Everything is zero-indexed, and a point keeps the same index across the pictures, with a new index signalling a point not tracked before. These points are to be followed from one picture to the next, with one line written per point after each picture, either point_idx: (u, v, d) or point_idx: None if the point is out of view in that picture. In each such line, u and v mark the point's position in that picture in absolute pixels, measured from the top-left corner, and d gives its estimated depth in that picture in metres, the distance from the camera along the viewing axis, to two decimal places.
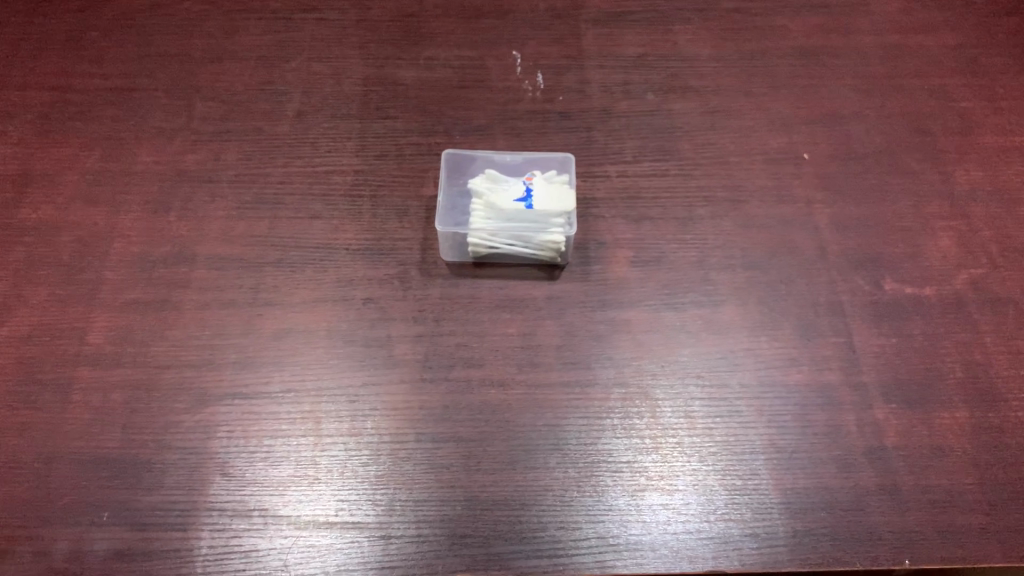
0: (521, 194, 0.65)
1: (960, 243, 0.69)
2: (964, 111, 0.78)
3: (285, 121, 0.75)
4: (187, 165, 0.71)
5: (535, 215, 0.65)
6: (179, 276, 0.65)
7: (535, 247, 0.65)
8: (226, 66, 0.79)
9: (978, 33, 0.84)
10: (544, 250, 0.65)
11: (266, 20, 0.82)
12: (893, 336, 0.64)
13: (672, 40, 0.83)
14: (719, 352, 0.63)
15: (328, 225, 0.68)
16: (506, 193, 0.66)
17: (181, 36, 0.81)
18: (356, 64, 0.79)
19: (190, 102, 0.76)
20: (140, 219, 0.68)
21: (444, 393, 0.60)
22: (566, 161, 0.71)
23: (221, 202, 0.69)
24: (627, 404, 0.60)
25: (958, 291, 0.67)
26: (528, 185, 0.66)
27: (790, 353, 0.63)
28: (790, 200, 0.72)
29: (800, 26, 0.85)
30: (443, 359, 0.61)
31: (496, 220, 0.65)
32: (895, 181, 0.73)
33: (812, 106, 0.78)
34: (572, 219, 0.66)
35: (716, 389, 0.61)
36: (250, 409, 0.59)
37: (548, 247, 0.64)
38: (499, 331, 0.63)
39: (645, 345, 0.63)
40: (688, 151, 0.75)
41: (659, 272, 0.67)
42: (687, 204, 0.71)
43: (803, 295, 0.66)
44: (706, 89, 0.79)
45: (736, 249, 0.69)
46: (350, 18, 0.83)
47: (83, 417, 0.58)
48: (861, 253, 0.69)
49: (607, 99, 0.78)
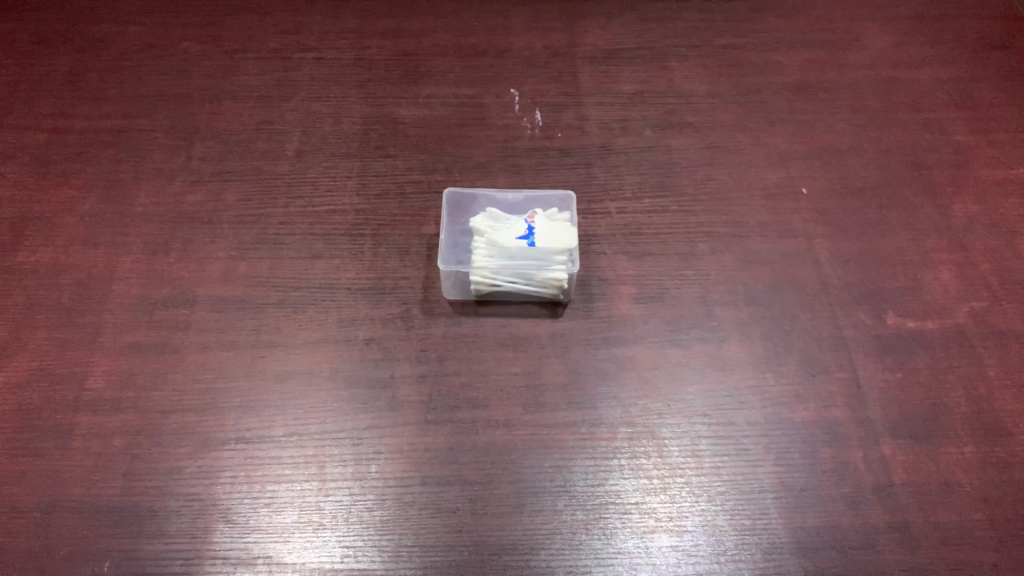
0: (522, 231, 0.65)
1: (960, 276, 0.70)
2: (959, 144, 0.79)
3: (285, 161, 0.75)
4: (187, 206, 0.71)
5: (537, 253, 0.64)
6: (180, 318, 0.64)
7: (537, 284, 0.65)
8: (225, 106, 0.79)
9: (969, 66, 0.85)
10: (546, 289, 0.65)
11: (265, 60, 0.83)
12: (897, 371, 0.64)
13: (668, 75, 0.84)
14: (724, 390, 0.63)
15: (329, 265, 0.68)
16: (507, 230, 0.65)
17: (180, 76, 0.81)
18: (355, 104, 0.80)
19: (189, 141, 0.76)
20: (140, 261, 0.68)
21: (448, 434, 0.59)
22: (567, 199, 0.71)
23: (221, 243, 0.69)
24: (634, 443, 0.60)
25: (960, 325, 0.67)
26: (529, 223, 0.66)
27: (796, 389, 0.63)
28: (790, 234, 0.72)
29: (794, 61, 0.85)
30: (448, 399, 0.61)
31: (498, 260, 0.64)
32: (894, 214, 0.74)
33: (809, 141, 0.79)
34: (574, 256, 0.66)
35: (723, 427, 0.61)
36: (253, 454, 0.58)
37: (552, 285, 0.64)
38: (503, 370, 0.62)
39: (651, 383, 0.63)
40: (688, 187, 0.75)
41: (662, 307, 0.67)
42: (688, 239, 0.71)
43: (807, 329, 0.66)
44: (704, 124, 0.80)
45: (738, 285, 0.69)
46: (347, 57, 0.83)
47: (83, 464, 0.57)
48: (862, 287, 0.69)
49: (605, 136, 0.79)
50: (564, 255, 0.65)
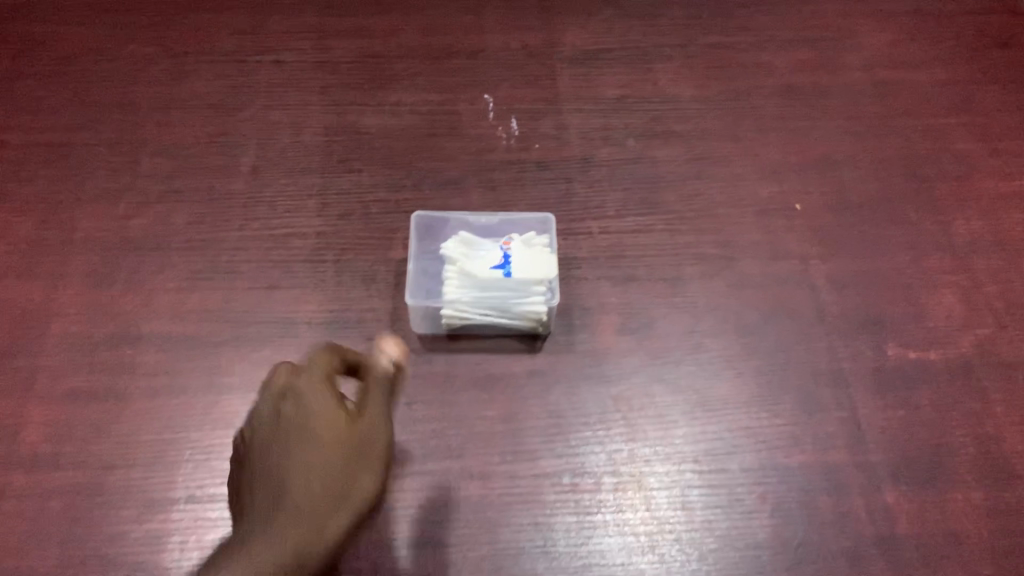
0: (499, 259, 0.61)
1: (963, 301, 0.66)
2: (961, 154, 0.74)
3: (240, 178, 0.69)
4: (133, 231, 0.66)
5: (514, 283, 0.60)
6: (124, 359, 0.59)
7: (515, 316, 0.60)
8: (175, 116, 0.73)
9: (971, 67, 0.80)
10: (524, 322, 0.60)
11: (219, 63, 0.76)
12: (900, 408, 0.60)
13: (653, 79, 0.78)
14: (715, 433, 0.58)
15: (289, 296, 0.63)
16: (482, 259, 0.61)
17: (126, 83, 0.75)
18: (317, 112, 0.74)
19: (135, 157, 0.70)
20: (81, 294, 0.62)
21: (418, 488, 0.55)
22: (546, 221, 0.66)
23: (171, 272, 0.63)
24: (619, 496, 0.55)
25: (965, 355, 0.63)
26: (505, 251, 0.61)
27: (793, 431, 0.59)
28: (784, 255, 0.67)
29: (787, 61, 0.80)
30: (417, 448, 0.56)
31: (472, 291, 0.60)
32: (892, 232, 0.69)
33: (803, 151, 0.74)
34: (554, 285, 0.61)
35: (715, 475, 0.57)
36: (204, 515, 0.53)
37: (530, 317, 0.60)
38: (477, 414, 0.58)
39: (637, 426, 0.58)
40: (674, 204, 0.70)
41: (648, 340, 0.62)
42: (675, 262, 0.67)
43: (803, 362, 0.62)
44: (691, 133, 0.75)
45: (729, 313, 0.64)
46: (308, 60, 0.77)
47: (17, 530, 0.52)
48: (861, 315, 0.65)
49: (586, 146, 0.73)
50: (544, 285, 0.60)
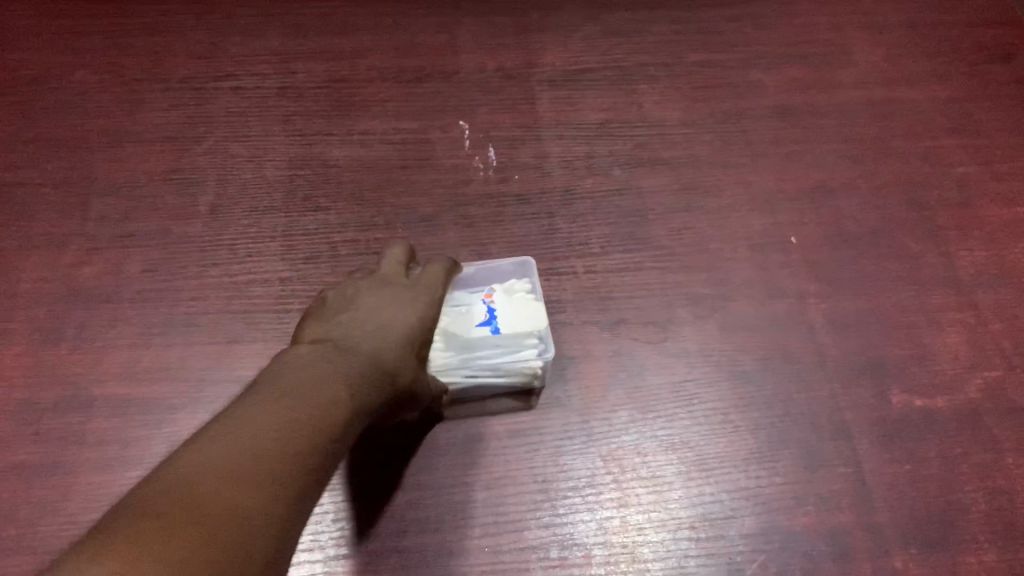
0: (483, 314, 0.54)
1: (970, 340, 0.62)
2: (962, 178, 0.71)
3: (199, 219, 0.64)
4: (82, 281, 0.61)
5: (503, 341, 0.54)
6: (72, 428, 0.55)
7: (508, 374, 0.54)
8: (127, 151, 0.68)
9: (971, 85, 0.76)
10: (516, 381, 0.55)
11: (173, 91, 0.71)
12: (906, 461, 0.57)
13: (637, 101, 0.74)
14: (712, 496, 0.55)
15: (253, 352, 0.58)
16: (465, 315, 0.54)
17: (74, 115, 0.69)
18: (281, 144, 0.69)
19: (84, 198, 0.65)
20: (25, 353, 0.58)
21: (394, 567, 0.51)
22: (525, 265, 0.61)
23: (123, 327, 0.59)
24: (612, 571, 0.52)
25: (972, 401, 0.60)
26: (490, 304, 0.55)
27: (795, 490, 0.55)
28: (779, 294, 0.64)
29: (778, 79, 0.76)
30: (393, 522, 0.52)
31: (456, 352, 0.54)
32: (893, 265, 0.66)
33: (797, 178, 0.70)
34: (546, 334, 0.55)
35: (713, 544, 0.53)
36: None
37: (524, 372, 0.54)
38: (457, 481, 0.54)
39: (629, 490, 0.55)
40: (663, 239, 0.66)
41: (638, 392, 0.59)
42: (666, 303, 0.63)
43: (803, 413, 0.58)
44: (678, 160, 0.71)
45: (723, 360, 0.60)
46: (271, 86, 0.72)
47: None
48: (862, 358, 0.61)
49: (568, 176, 0.69)
50: (535, 340, 0.55)
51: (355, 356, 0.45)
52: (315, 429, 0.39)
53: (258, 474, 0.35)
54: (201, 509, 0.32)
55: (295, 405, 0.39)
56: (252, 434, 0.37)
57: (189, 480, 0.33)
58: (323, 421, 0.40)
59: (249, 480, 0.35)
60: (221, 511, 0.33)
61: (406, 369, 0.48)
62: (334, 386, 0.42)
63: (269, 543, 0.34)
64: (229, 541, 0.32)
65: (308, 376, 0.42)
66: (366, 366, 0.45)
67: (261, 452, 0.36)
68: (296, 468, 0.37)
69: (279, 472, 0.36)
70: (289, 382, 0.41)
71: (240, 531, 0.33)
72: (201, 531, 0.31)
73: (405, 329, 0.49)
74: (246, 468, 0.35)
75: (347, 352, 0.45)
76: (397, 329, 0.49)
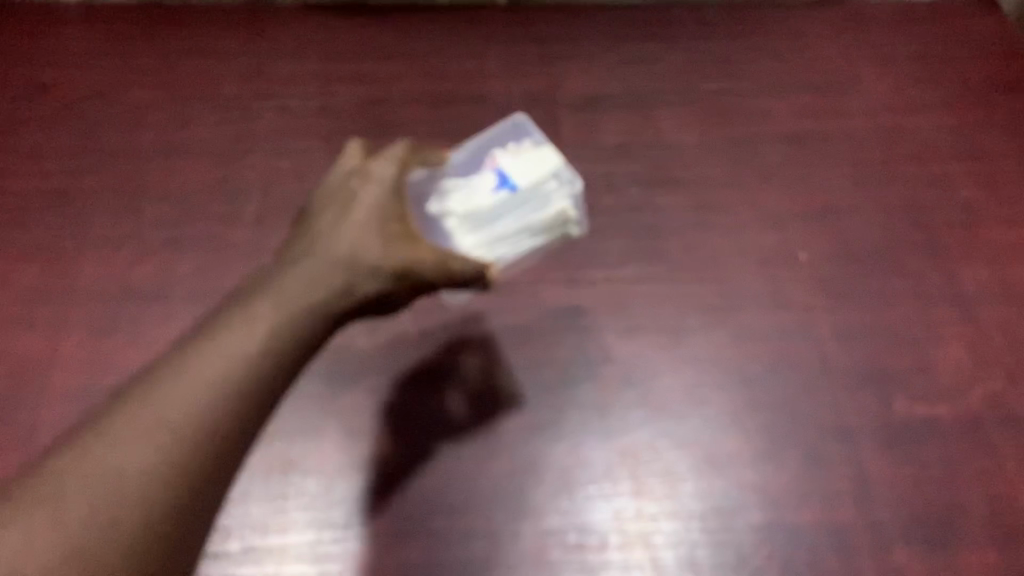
0: (496, 180, 0.59)
1: (971, 353, 0.65)
2: (967, 202, 0.74)
3: (244, 226, 0.69)
4: (135, 280, 0.66)
5: (524, 192, 0.58)
6: None
7: (547, 223, 0.58)
8: (177, 163, 0.73)
9: (976, 115, 0.80)
10: (555, 227, 0.58)
11: (221, 109, 0.76)
12: (908, 464, 0.60)
13: (656, 125, 0.78)
14: (723, 490, 0.58)
15: None
16: (480, 187, 0.59)
17: (129, 128, 0.74)
18: (321, 159, 0.74)
19: (137, 204, 0.70)
20: (82, 344, 0.63)
21: (424, 546, 0.55)
22: (516, 126, 0.66)
23: (172, 322, 0.64)
24: (627, 556, 0.56)
25: (974, 408, 0.63)
26: (499, 170, 0.60)
27: (800, 487, 0.59)
28: (789, 306, 0.67)
29: (791, 107, 0.80)
30: (423, 505, 0.57)
31: (496, 220, 0.58)
32: (899, 282, 0.69)
33: (807, 199, 0.74)
34: (563, 173, 0.60)
35: (723, 534, 0.57)
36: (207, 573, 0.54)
37: (560, 217, 0.58)
38: (481, 470, 0.58)
39: (644, 483, 0.58)
40: (678, 253, 0.70)
41: (654, 393, 0.62)
42: (680, 313, 0.66)
43: (809, 417, 0.62)
44: (694, 180, 0.75)
45: (735, 365, 0.64)
46: (312, 107, 0.77)
47: None
48: (867, 367, 0.64)
49: (589, 194, 0.73)
50: (551, 180, 0.59)
51: (302, 276, 0.50)
52: (238, 372, 0.46)
53: (144, 442, 0.43)
54: (86, 488, 0.41)
55: (221, 353, 0.46)
56: (165, 391, 0.45)
57: (90, 459, 0.42)
58: (245, 365, 0.46)
59: (134, 453, 0.42)
60: (97, 485, 0.41)
61: (367, 267, 0.51)
62: (269, 320, 0.48)
63: (150, 504, 0.42)
64: (95, 512, 0.41)
65: (245, 313, 0.48)
66: (314, 287, 0.50)
67: (160, 415, 0.44)
68: (198, 424, 0.44)
69: (174, 433, 0.43)
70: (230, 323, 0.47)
71: (109, 506, 0.41)
72: (64, 511, 0.41)
73: (364, 232, 0.52)
74: (138, 436, 0.43)
75: (299, 266, 0.51)
76: (351, 237, 0.52)
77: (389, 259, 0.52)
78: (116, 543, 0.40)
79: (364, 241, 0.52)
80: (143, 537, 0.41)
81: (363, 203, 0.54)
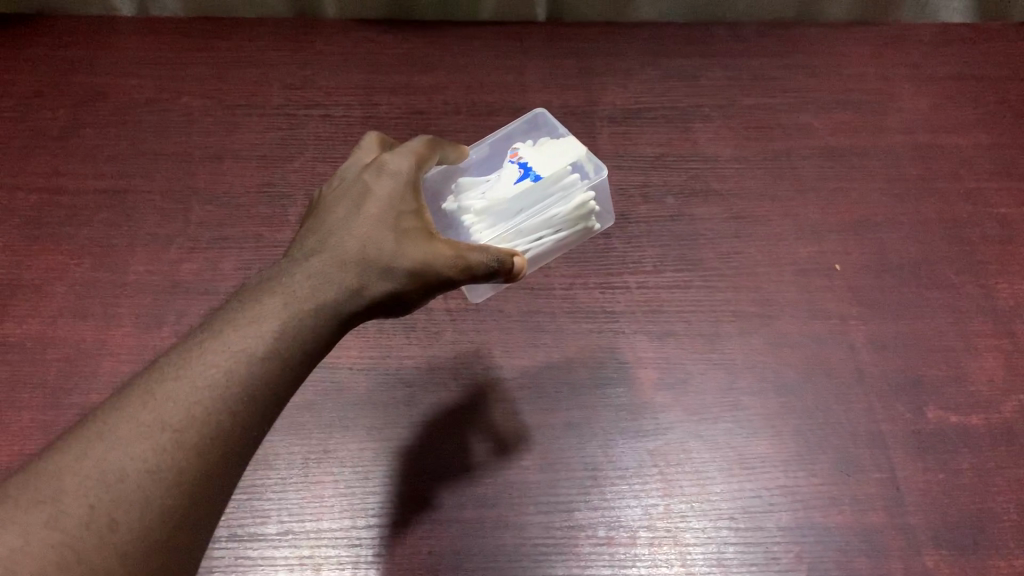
0: (518, 172, 0.59)
1: (1007, 365, 0.65)
2: (1004, 218, 0.74)
3: (288, 227, 0.71)
4: (182, 275, 0.68)
5: (547, 183, 0.58)
6: None
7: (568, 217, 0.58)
8: (225, 166, 0.75)
9: (1015, 133, 0.80)
10: (576, 221, 0.58)
11: (269, 116, 0.79)
12: (940, 471, 0.60)
13: (692, 138, 0.79)
14: (752, 490, 0.59)
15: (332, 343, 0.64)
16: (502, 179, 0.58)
17: (180, 133, 0.77)
18: None
19: (186, 205, 0.72)
20: (131, 335, 0.65)
21: (455, 535, 0.56)
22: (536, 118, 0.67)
23: None
24: (655, 551, 0.56)
25: (1009, 420, 0.62)
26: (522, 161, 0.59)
27: (830, 491, 0.59)
28: (823, 315, 0.68)
29: (826, 122, 0.81)
30: (457, 496, 0.58)
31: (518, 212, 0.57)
32: (934, 294, 0.69)
33: (841, 212, 0.75)
34: (585, 168, 0.59)
35: (751, 533, 0.57)
36: (245, 554, 0.55)
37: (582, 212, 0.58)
38: (512, 464, 0.59)
39: (673, 481, 0.59)
40: (713, 261, 0.71)
41: (685, 395, 0.63)
42: (714, 319, 0.67)
43: (841, 424, 0.62)
44: (730, 192, 0.76)
45: (768, 371, 0.64)
46: (356, 116, 0.79)
47: None
48: (901, 376, 0.64)
49: (625, 203, 0.75)
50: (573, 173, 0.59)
51: (311, 275, 0.47)
52: (244, 375, 0.42)
53: (145, 441, 0.39)
54: (70, 489, 0.37)
55: (223, 354, 0.42)
56: (165, 389, 0.41)
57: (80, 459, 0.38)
58: (251, 364, 0.43)
59: (133, 451, 0.38)
60: (93, 492, 0.37)
61: (379, 266, 0.48)
62: (276, 319, 0.44)
63: (150, 513, 0.38)
64: (97, 514, 0.36)
65: (252, 311, 0.45)
66: (323, 285, 0.47)
67: (159, 416, 0.40)
68: (201, 427, 0.40)
69: (177, 436, 0.39)
70: (233, 323, 0.44)
71: (108, 508, 0.37)
72: (64, 511, 0.36)
73: (376, 227, 0.49)
74: (137, 436, 0.39)
75: (305, 267, 0.47)
76: (363, 233, 0.49)
77: (405, 254, 0.48)
78: (117, 552, 0.36)
79: (375, 237, 0.49)
80: (145, 545, 0.37)
81: (377, 196, 0.51)
